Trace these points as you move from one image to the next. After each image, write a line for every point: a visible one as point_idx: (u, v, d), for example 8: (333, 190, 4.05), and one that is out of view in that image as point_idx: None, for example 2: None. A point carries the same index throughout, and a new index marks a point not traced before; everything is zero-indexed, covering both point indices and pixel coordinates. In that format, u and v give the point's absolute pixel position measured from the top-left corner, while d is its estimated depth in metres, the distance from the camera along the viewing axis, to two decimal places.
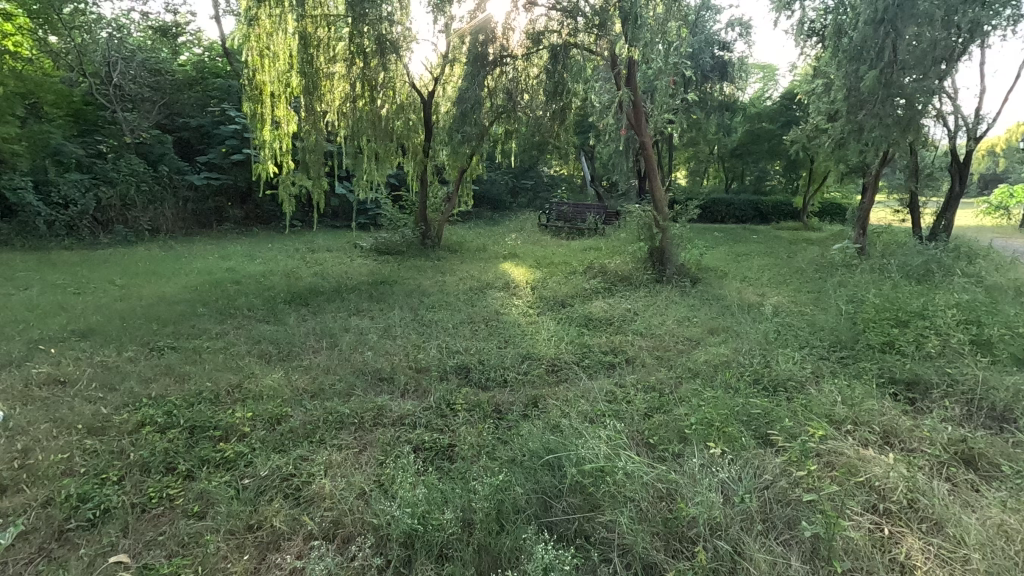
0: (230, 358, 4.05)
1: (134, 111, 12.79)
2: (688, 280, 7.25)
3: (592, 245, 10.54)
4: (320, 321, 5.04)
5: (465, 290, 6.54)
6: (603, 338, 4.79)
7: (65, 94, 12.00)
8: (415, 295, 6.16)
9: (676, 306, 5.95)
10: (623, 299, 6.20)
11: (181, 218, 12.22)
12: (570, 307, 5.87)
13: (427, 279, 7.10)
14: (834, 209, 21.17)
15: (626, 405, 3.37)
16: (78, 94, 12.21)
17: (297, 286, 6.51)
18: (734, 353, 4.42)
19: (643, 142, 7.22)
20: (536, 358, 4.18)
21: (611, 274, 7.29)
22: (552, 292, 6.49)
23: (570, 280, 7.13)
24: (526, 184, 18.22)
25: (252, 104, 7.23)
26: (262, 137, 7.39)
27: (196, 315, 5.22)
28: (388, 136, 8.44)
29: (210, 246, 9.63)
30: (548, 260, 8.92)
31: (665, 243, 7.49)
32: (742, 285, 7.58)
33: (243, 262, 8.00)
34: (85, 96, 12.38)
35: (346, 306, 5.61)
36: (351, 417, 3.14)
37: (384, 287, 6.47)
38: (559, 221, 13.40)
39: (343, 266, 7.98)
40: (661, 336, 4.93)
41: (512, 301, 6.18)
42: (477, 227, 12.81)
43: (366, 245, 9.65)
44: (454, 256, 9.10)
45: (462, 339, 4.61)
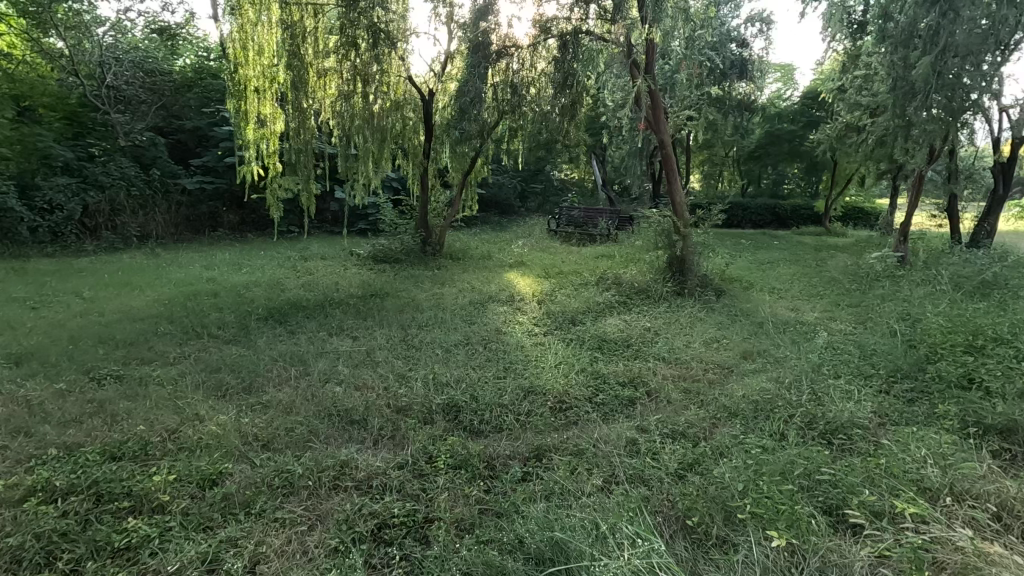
0: (176, 392, 3.42)
1: (129, 114, 12.38)
2: (712, 293, 6.55)
3: (605, 253, 9.85)
4: (294, 344, 4.41)
5: (465, 304, 5.89)
6: (621, 365, 4.11)
7: (59, 96, 11.65)
8: (407, 310, 5.52)
9: (702, 324, 5.25)
10: (641, 315, 5.50)
11: (174, 224, 11.69)
12: (582, 325, 5.20)
13: (425, 291, 6.47)
14: (856, 214, 20.33)
15: (652, 463, 2.69)
16: (75, 98, 11.78)
17: (279, 300, 5.90)
18: (776, 385, 3.71)
19: (660, 141, 6.53)
20: (541, 393, 3.51)
21: (626, 285, 6.60)
22: (561, 307, 5.82)
23: (582, 292, 6.46)
24: (535, 188, 17.57)
25: (236, 100, 6.67)
26: (246, 136, 6.80)
27: (156, 335, 4.60)
28: (382, 134, 7.82)
29: (198, 253, 9.08)
30: (557, 269, 8.26)
31: (686, 251, 6.79)
32: (771, 298, 6.85)
33: (228, 271, 7.43)
34: (81, 100, 11.94)
35: (327, 325, 4.98)
36: (303, 478, 2.48)
37: (374, 301, 5.84)
38: (569, 227, 12.75)
39: (334, 276, 7.37)
40: (687, 362, 4.24)
41: (515, 317, 5.52)
42: (483, 233, 12.17)
43: (363, 253, 9.04)
44: (456, 264, 8.47)
45: (456, 365, 3.96)
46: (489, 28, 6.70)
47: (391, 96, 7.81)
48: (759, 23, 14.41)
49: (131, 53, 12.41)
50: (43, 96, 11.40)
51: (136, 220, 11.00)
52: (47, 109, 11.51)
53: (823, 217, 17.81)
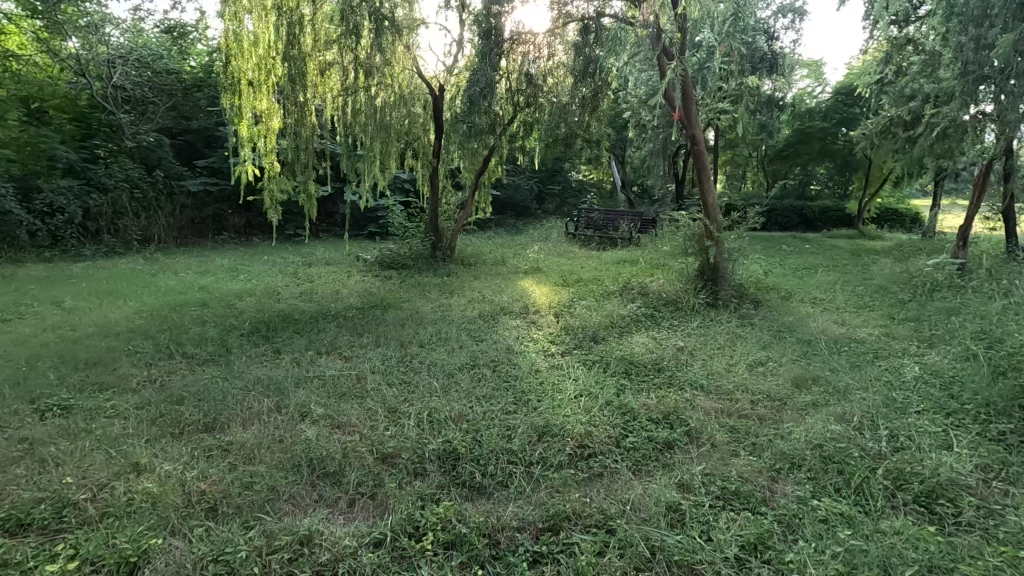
0: (126, 430, 2.87)
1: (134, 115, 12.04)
2: (749, 305, 5.88)
3: (628, 259, 9.20)
4: (277, 367, 3.87)
5: (474, 318, 5.30)
6: (654, 397, 3.47)
7: (70, 98, 11.37)
8: (410, 325, 4.95)
9: (744, 343, 4.58)
10: (673, 332, 4.86)
11: (179, 226, 11.32)
12: (607, 343, 4.56)
13: (432, 301, 5.90)
14: (891, 216, 19.35)
15: (703, 545, 2.07)
16: (85, 99, 11.50)
17: (271, 311, 5.39)
18: (845, 427, 3.05)
19: (694, 137, 5.86)
20: (559, 436, 2.90)
21: (653, 296, 5.96)
22: (583, 320, 5.20)
23: (605, 303, 5.84)
24: (553, 189, 16.96)
25: (230, 95, 6.18)
26: (241, 133, 6.32)
27: (126, 354, 4.09)
28: (386, 130, 7.27)
29: (197, 258, 8.65)
30: (576, 276, 7.65)
31: (720, 259, 6.13)
32: (815, 309, 6.16)
33: (223, 278, 6.96)
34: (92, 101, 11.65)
35: (317, 343, 4.43)
36: (248, 563, 1.92)
37: (374, 313, 5.31)
38: (588, 230, 12.13)
39: (336, 284, 6.87)
40: (732, 393, 3.59)
41: (529, 331, 4.94)
42: (497, 236, 11.60)
43: (369, 258, 8.52)
44: (467, 270, 7.91)
45: (459, 397, 3.37)
46: (501, 11, 6.09)
47: (396, 89, 7.27)
48: (790, 14, 13.60)
49: (136, 52, 12.05)
50: (54, 98, 11.11)
51: (140, 223, 10.64)
52: (59, 111, 11.22)
53: (857, 219, 16.90)
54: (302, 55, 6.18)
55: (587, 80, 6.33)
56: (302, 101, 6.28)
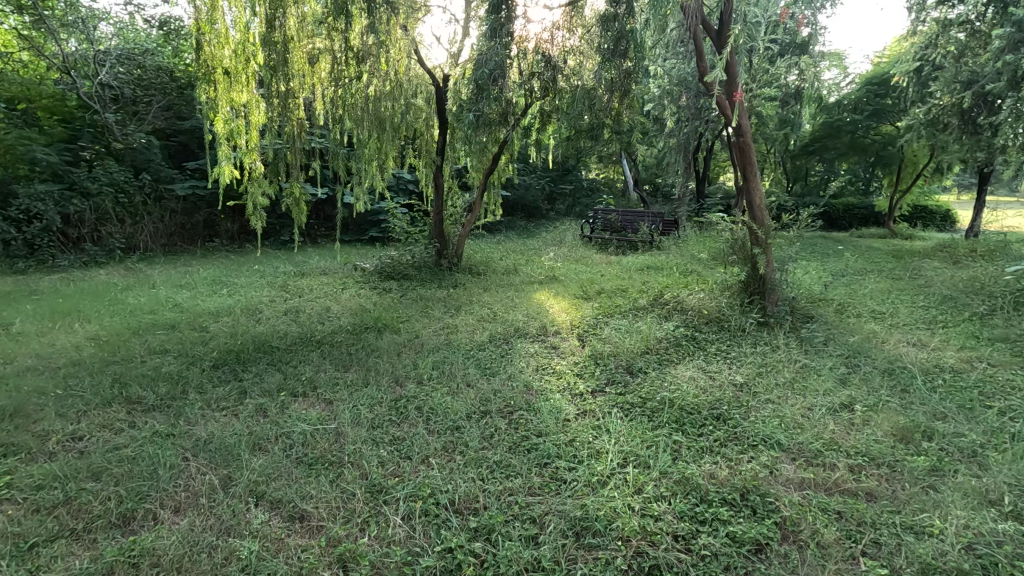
0: (5, 530, 2.08)
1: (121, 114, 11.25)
2: (805, 323, 5.03)
3: (652, 266, 8.37)
4: (236, 420, 3.06)
5: (485, 344, 4.48)
6: (722, 465, 2.65)
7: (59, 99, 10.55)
8: (408, 355, 4.15)
9: (817, 376, 3.72)
10: (725, 362, 4.02)
11: (168, 233, 10.59)
12: (648, 380, 3.72)
13: (435, 320, 5.11)
14: (921, 213, 18.38)
15: None
16: (73, 99, 10.67)
17: (249, 335, 4.62)
18: (1007, 521, 2.20)
19: (739, 127, 5.01)
20: (607, 539, 2.08)
21: (692, 312, 5.14)
22: (615, 345, 4.36)
23: (636, 322, 5.01)
24: (565, 189, 16.15)
25: (203, 85, 5.27)
26: (217, 131, 5.40)
27: (55, 399, 3.32)
28: (381, 123, 6.46)
29: (180, 269, 7.92)
30: (598, 287, 6.85)
31: (771, 269, 5.23)
32: (881, 327, 5.31)
33: (203, 293, 6.21)
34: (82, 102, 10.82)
35: (294, 382, 3.64)
36: None
37: (368, 338, 4.54)
38: (604, 233, 11.31)
39: (328, 299, 6.10)
40: (823, 456, 2.74)
41: (551, 360, 4.14)
42: (508, 241, 10.80)
43: (368, 268, 7.75)
44: (476, 281, 7.13)
45: (466, 470, 2.55)
46: None
47: (393, 78, 6.46)
48: None
49: (122, 47, 11.32)
50: (41, 98, 10.31)
51: (125, 230, 9.92)
52: (46, 112, 10.32)
53: (888, 217, 15.96)
54: (290, 40, 5.43)
55: (616, 60, 5.51)
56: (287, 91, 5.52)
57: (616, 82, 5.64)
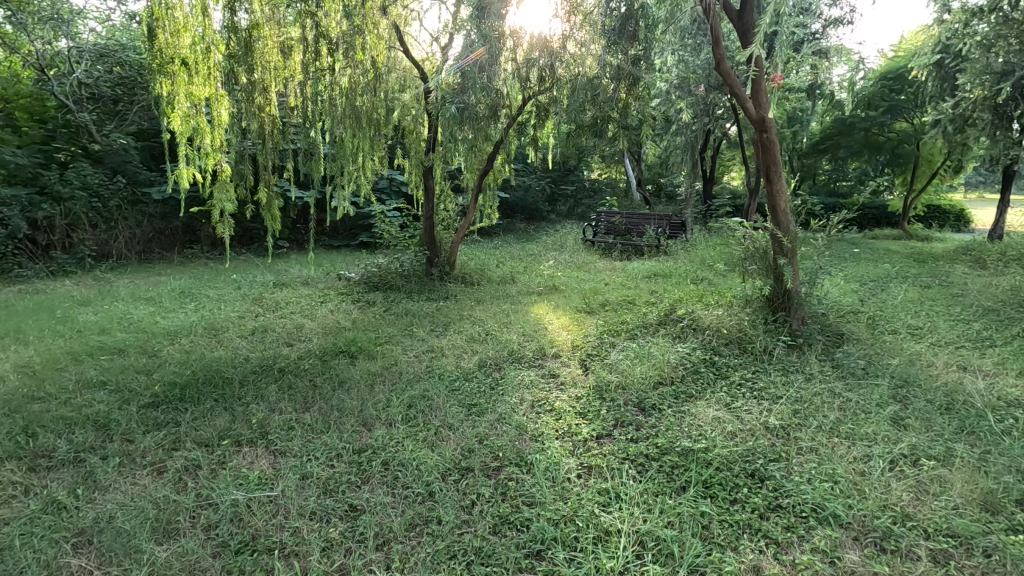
0: None
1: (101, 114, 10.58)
2: (837, 344, 4.42)
3: (660, 274, 7.77)
4: (155, 485, 2.47)
5: (474, 372, 3.88)
6: (769, 553, 2.05)
7: (37, 99, 9.91)
8: (381, 389, 3.56)
9: (867, 418, 3.11)
10: (753, 398, 3.42)
11: (146, 240, 9.97)
12: (664, 423, 3.11)
13: (418, 342, 4.52)
14: (936, 214, 17.74)
15: None
16: (53, 100, 10.01)
17: (204, 361, 4.04)
18: None
19: (755, 117, 4.54)
20: None
21: (709, 331, 4.53)
22: (625, 375, 3.75)
23: (647, 344, 4.39)
24: (567, 190, 15.55)
25: (158, 77, 4.72)
26: (174, 127, 4.85)
27: None
28: (363, 119, 5.88)
29: (151, 280, 7.35)
30: (602, 299, 6.27)
31: (798, 282, 4.60)
32: (922, 346, 4.72)
33: (167, 309, 5.65)
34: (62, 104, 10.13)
35: (242, 426, 3.05)
36: None
37: (338, 364, 3.95)
38: (607, 237, 10.72)
39: (305, 315, 5.53)
40: (895, 537, 2.15)
41: (549, 394, 3.55)
42: (505, 246, 10.20)
43: (353, 277, 7.18)
44: (469, 291, 6.56)
45: (435, 565, 1.97)
46: None
47: (373, 66, 5.91)
48: None
49: (100, 42, 10.71)
50: (18, 98, 9.67)
51: (98, 236, 9.31)
52: (23, 112, 9.71)
53: (902, 217, 15.34)
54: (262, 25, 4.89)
55: (622, 43, 4.98)
56: (258, 84, 4.96)
57: (622, 68, 5.08)
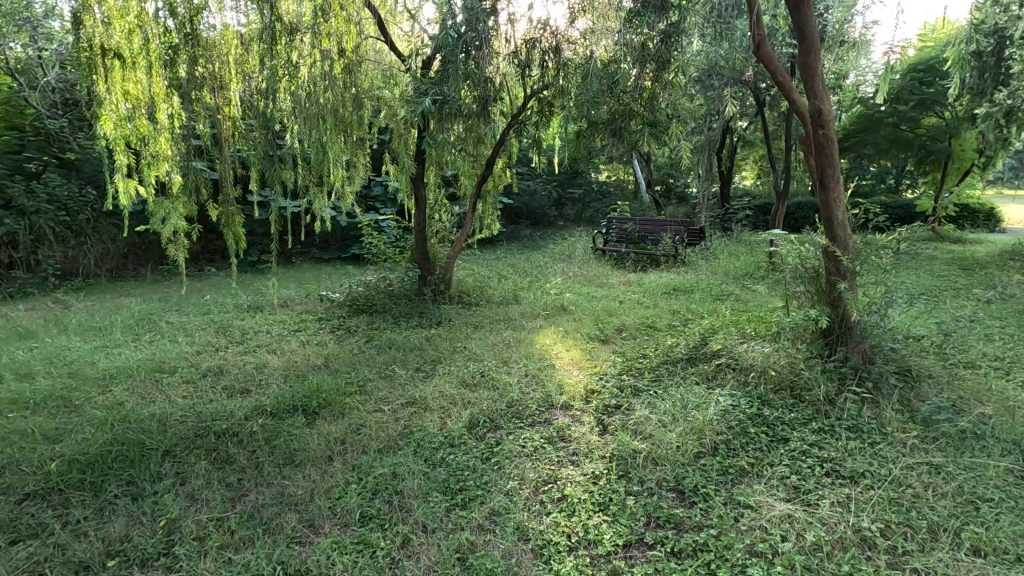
0: None
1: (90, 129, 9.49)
2: (912, 388, 3.57)
3: (680, 290, 6.93)
4: None
5: (464, 436, 3.09)
6: None
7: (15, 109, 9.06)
8: (340, 467, 2.76)
9: (994, 516, 2.29)
10: (828, 480, 2.59)
11: (121, 256, 9.16)
12: (714, 526, 2.28)
13: (399, 389, 3.72)
14: (966, 213, 16.75)
15: None
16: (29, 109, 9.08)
17: (129, 420, 3.27)
18: None
19: (813, 108, 3.69)
20: None
21: (754, 372, 3.70)
22: (656, 442, 2.92)
23: (679, 392, 3.55)
24: (574, 193, 14.74)
25: (88, 73, 3.82)
26: (106, 133, 3.90)
27: None
28: (339, 121, 5.08)
29: (114, 303, 6.61)
30: (617, 323, 5.44)
31: (851, 309, 3.78)
32: (1014, 385, 3.86)
33: (114, 343, 4.90)
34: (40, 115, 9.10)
35: (142, 534, 2.27)
36: None
37: (293, 425, 3.17)
38: (619, 246, 9.89)
39: (272, 349, 4.76)
40: None
41: (555, 472, 2.74)
42: (509, 257, 9.40)
43: (337, 298, 6.41)
44: (465, 315, 5.76)
45: None
46: None
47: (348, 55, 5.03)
48: None
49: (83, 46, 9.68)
50: None
51: (66, 253, 8.52)
52: None
53: (931, 218, 14.41)
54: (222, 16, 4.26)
55: (648, 16, 4.10)
56: (213, 80, 4.31)
57: (649, 47, 4.22)
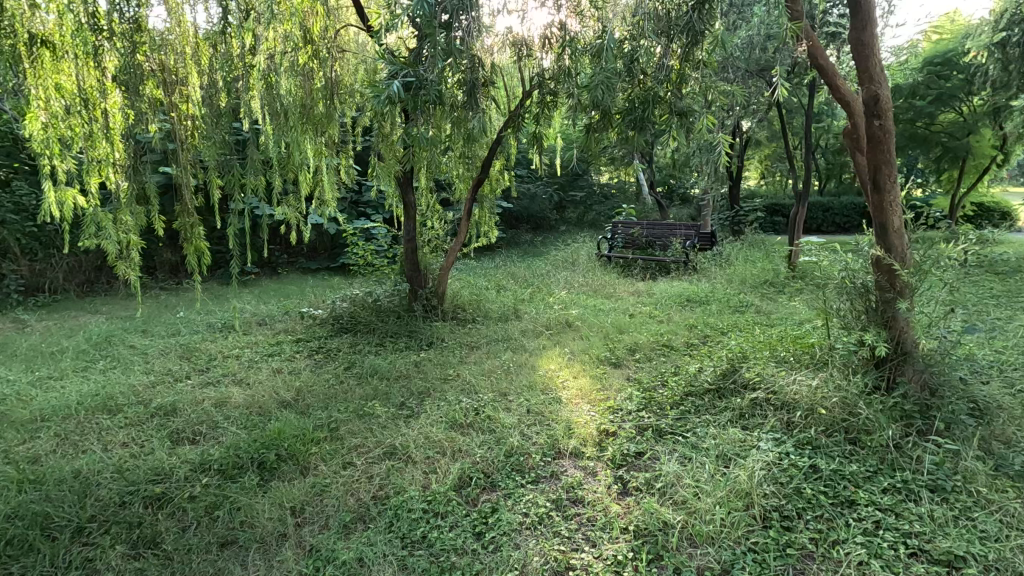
0: None
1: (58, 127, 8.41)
2: (991, 427, 2.98)
3: (695, 301, 6.35)
4: None
5: (453, 502, 2.50)
6: None
7: None
8: (293, 552, 2.19)
9: None
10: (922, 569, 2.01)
11: (93, 268, 8.50)
12: None
13: (376, 434, 3.12)
14: (981, 212, 16.16)
15: None
16: None
17: (44, 482, 2.67)
18: None
19: (869, 93, 3.10)
20: None
21: (800, 411, 3.10)
22: (693, 514, 2.34)
23: (712, 437, 2.96)
24: (577, 196, 14.16)
25: (11, 62, 3.18)
26: (31, 132, 3.29)
27: None
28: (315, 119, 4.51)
29: (75, 322, 6.02)
30: (629, 342, 4.86)
31: (904, 334, 3.23)
32: None
33: (61, 372, 4.32)
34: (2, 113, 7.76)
35: None
36: None
37: (243, 488, 2.57)
38: (625, 251, 9.31)
39: (237, 380, 4.17)
40: None
41: (565, 557, 2.15)
42: (508, 265, 8.83)
43: (319, 315, 5.82)
44: (459, 334, 5.19)
45: None
46: None
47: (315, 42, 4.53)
48: None
49: None
50: None
51: (32, 266, 7.88)
52: None
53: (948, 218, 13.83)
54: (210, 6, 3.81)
55: None
56: (170, 73, 3.69)
57: (677, 17, 3.57)
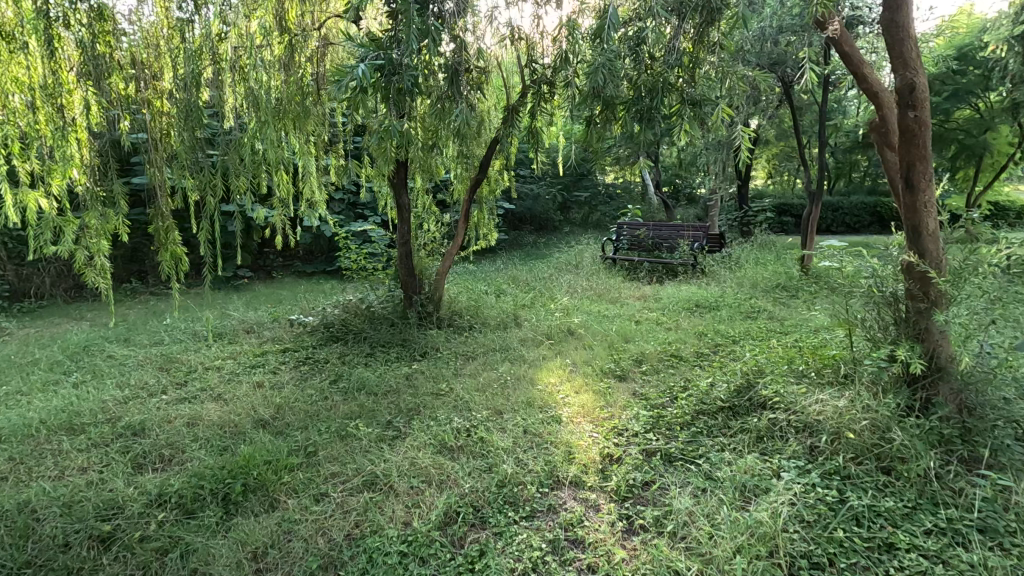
0: None
1: None
2: None
3: (704, 307, 6.03)
4: None
5: (435, 545, 2.21)
6: None
7: None
8: None
9: None
10: None
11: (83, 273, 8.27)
12: None
13: (357, 460, 2.84)
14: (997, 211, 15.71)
15: None
16: None
17: None
18: None
19: (904, 80, 2.78)
20: None
21: (825, 436, 2.80)
22: (710, 564, 2.05)
23: (729, 465, 2.66)
24: (581, 196, 13.86)
25: None
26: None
27: None
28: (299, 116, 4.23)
29: (57, 330, 5.78)
30: (635, 352, 4.55)
31: (940, 346, 2.91)
32: None
33: (30, 386, 4.07)
34: None
35: None
36: None
37: (201, 527, 2.30)
38: (631, 254, 9.00)
39: (215, 394, 3.90)
40: None
41: None
42: (510, 268, 8.53)
43: (309, 322, 5.55)
44: (455, 343, 4.90)
45: None
46: None
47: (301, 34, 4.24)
48: None
49: None
50: None
51: (19, 271, 7.65)
52: None
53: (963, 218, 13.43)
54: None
55: None
56: (141, 66, 3.39)
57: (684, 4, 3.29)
